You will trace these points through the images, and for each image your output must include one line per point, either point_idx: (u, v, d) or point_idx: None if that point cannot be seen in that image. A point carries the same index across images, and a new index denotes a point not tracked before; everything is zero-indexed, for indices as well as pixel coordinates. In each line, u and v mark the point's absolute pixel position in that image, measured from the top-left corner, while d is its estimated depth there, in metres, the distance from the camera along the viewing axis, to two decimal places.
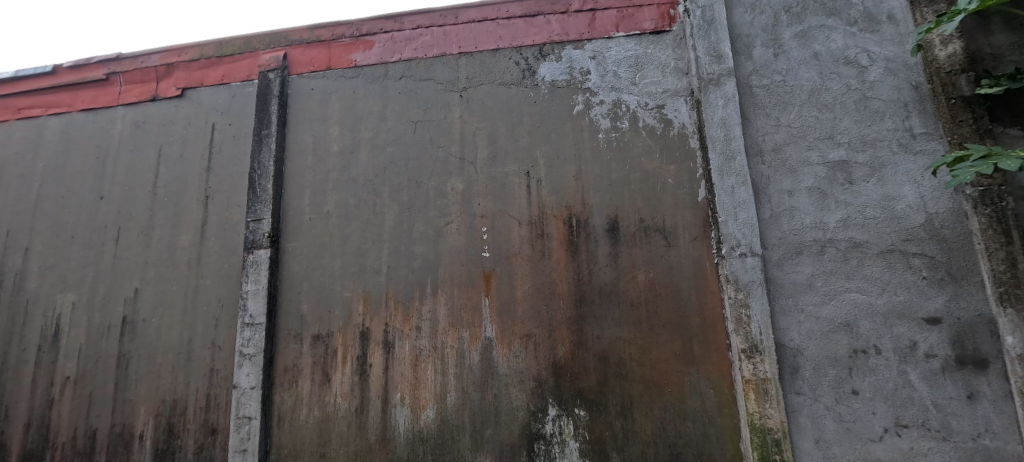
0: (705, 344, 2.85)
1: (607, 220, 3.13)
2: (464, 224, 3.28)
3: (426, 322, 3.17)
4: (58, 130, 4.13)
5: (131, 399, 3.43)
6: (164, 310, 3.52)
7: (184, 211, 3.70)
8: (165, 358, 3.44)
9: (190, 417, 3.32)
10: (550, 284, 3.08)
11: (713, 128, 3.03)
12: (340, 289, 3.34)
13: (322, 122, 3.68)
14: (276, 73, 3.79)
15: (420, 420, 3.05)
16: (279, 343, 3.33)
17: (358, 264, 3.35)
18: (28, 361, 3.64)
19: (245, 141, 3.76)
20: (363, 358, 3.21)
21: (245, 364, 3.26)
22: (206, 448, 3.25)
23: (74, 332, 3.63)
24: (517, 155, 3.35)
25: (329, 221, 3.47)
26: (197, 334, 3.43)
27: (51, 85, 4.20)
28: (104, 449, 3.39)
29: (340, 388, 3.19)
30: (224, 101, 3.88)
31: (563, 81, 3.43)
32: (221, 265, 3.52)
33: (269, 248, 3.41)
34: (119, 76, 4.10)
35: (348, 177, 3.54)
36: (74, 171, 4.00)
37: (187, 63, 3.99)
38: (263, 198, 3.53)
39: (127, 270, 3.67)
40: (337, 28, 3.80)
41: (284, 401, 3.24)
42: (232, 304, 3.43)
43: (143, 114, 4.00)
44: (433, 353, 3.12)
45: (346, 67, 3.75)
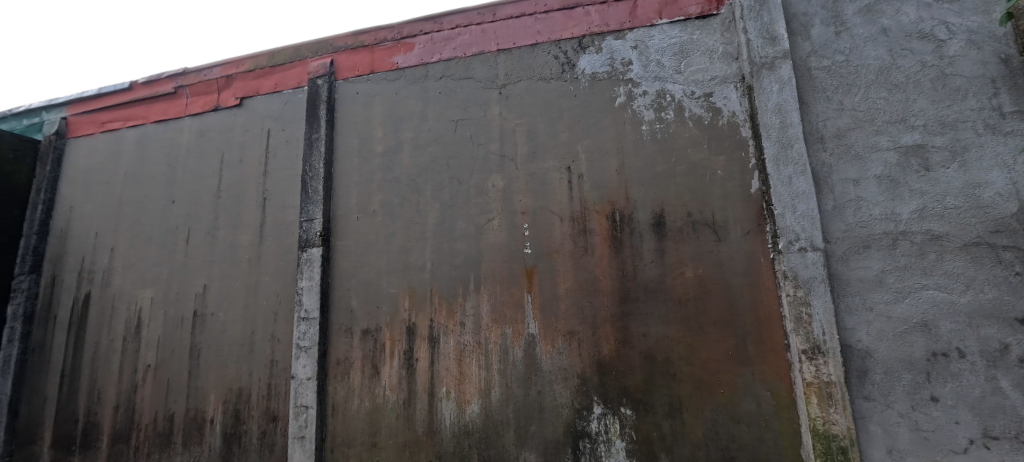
0: (760, 343, 2.70)
1: (651, 215, 3.03)
2: (505, 221, 3.29)
3: (470, 318, 3.22)
4: (135, 141, 4.54)
5: (202, 386, 3.72)
6: (228, 305, 3.79)
7: (245, 213, 3.96)
8: (230, 349, 3.71)
9: (254, 405, 3.56)
10: (592, 281, 3.03)
11: (768, 114, 2.87)
12: (387, 285, 3.45)
13: (367, 125, 3.81)
14: (324, 79, 3.96)
15: (465, 414, 3.10)
16: (331, 336, 3.49)
17: (403, 261, 3.45)
18: (115, 349, 4.04)
19: (297, 145, 3.96)
20: (409, 353, 3.30)
21: (301, 356, 3.45)
22: (269, 433, 3.47)
23: (153, 324, 3.98)
24: (557, 151, 3.32)
25: (376, 220, 3.59)
26: (258, 327, 3.67)
27: (129, 100, 4.61)
28: (181, 431, 3.70)
29: (388, 381, 3.30)
30: (277, 108, 4.10)
31: (603, 73, 3.35)
32: (278, 263, 3.74)
33: (321, 246, 3.58)
34: (185, 88, 4.43)
35: (392, 177, 3.64)
36: (150, 177, 4.37)
37: (244, 74, 4.25)
38: (315, 198, 3.71)
39: (196, 267, 3.98)
40: (379, 32, 3.91)
41: (337, 392, 3.40)
42: (288, 299, 3.64)
43: (206, 123, 4.31)
44: (477, 349, 3.16)
45: (389, 70, 3.85)
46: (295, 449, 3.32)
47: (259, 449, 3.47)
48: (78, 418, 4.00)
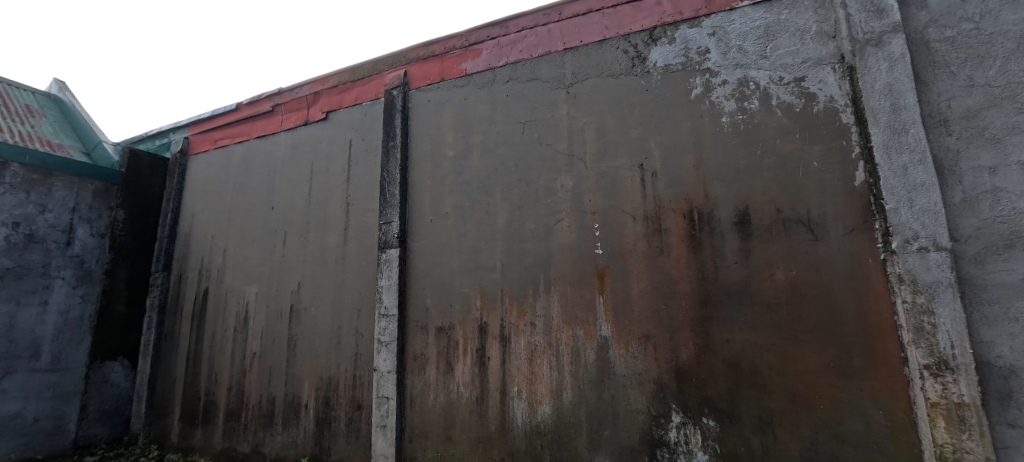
0: (869, 355, 2.40)
1: (734, 212, 2.83)
2: (575, 221, 3.25)
3: (540, 318, 3.22)
4: (241, 155, 5.14)
5: (298, 374, 4.12)
6: (319, 301, 4.16)
7: (331, 217, 4.31)
8: (321, 342, 4.06)
9: (341, 393, 3.86)
10: (668, 283, 2.90)
11: (875, 97, 2.57)
12: (459, 285, 3.57)
13: (438, 130, 3.97)
14: (399, 89, 4.20)
15: (537, 414, 3.11)
16: (408, 332, 3.68)
17: (474, 262, 3.55)
18: (227, 338, 4.60)
19: (375, 153, 4.23)
20: (481, 351, 3.38)
21: (382, 351, 3.68)
22: (354, 420, 3.75)
23: (258, 317, 4.48)
24: (628, 147, 3.21)
25: (448, 222, 3.73)
26: (344, 322, 3.98)
27: (237, 119, 5.24)
28: (280, 414, 4.12)
29: (462, 378, 3.41)
30: (358, 119, 4.42)
31: (677, 64, 3.18)
32: (361, 263, 4.02)
33: (398, 248, 3.79)
34: (281, 106, 4.94)
35: (462, 180, 3.76)
36: (253, 186, 4.93)
37: (330, 90, 4.65)
38: (392, 202, 3.94)
39: (292, 266, 4.41)
40: (448, 41, 4.06)
41: (414, 386, 3.57)
42: (370, 297, 3.90)
43: (298, 136, 4.76)
44: (548, 349, 3.16)
45: (458, 77, 3.99)
46: (378, 437, 3.55)
47: (346, 434, 3.76)
48: (199, 397, 4.62)
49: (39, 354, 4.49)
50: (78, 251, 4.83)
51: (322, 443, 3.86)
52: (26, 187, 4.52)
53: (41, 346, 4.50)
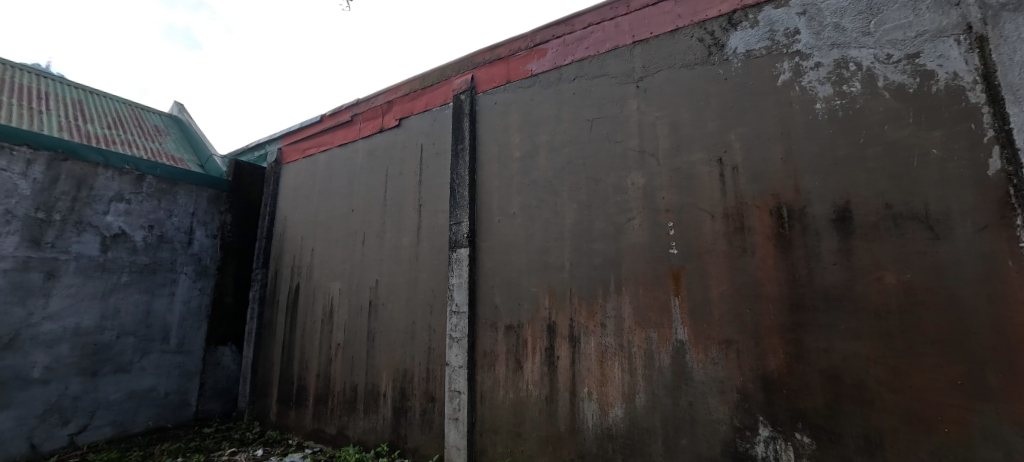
0: (1008, 373, 2.05)
1: (830, 208, 2.56)
2: (646, 220, 3.14)
3: (611, 320, 3.15)
4: (326, 163, 5.60)
5: (377, 365, 4.40)
6: (395, 297, 4.42)
7: (405, 218, 4.56)
8: (397, 335, 4.30)
9: (416, 385, 4.07)
10: (753, 285, 2.69)
11: (1016, 70, 2.24)
12: (528, 284, 3.60)
13: (505, 132, 4.04)
14: (466, 93, 4.34)
15: (609, 417, 3.04)
16: (478, 329, 3.79)
17: (542, 261, 3.56)
18: (315, 329, 5.04)
19: (444, 157, 4.40)
20: (550, 350, 3.38)
21: (454, 346, 3.82)
22: (428, 411, 3.93)
23: (341, 311, 4.86)
24: (705, 141, 3.04)
25: (516, 221, 3.78)
26: (418, 317, 4.19)
27: (322, 129, 5.73)
28: (362, 401, 4.44)
29: (531, 376, 3.44)
30: (428, 124, 4.62)
31: (760, 49, 2.95)
32: (433, 261, 4.21)
33: (468, 247, 3.92)
34: (359, 116, 5.33)
35: (529, 180, 3.78)
36: (337, 190, 5.35)
37: (403, 98, 4.92)
38: (462, 203, 4.07)
39: (370, 265, 4.73)
40: (514, 43, 4.12)
41: (484, 382, 3.67)
42: (441, 294, 4.06)
43: (375, 142, 5.09)
44: (619, 352, 3.08)
45: (524, 78, 4.03)
46: (450, 429, 3.70)
47: (420, 424, 3.95)
48: (293, 381, 5.11)
49: (169, 338, 5.24)
50: (196, 250, 5.57)
51: (399, 431, 4.09)
52: (158, 195, 5.30)
53: (170, 331, 5.26)
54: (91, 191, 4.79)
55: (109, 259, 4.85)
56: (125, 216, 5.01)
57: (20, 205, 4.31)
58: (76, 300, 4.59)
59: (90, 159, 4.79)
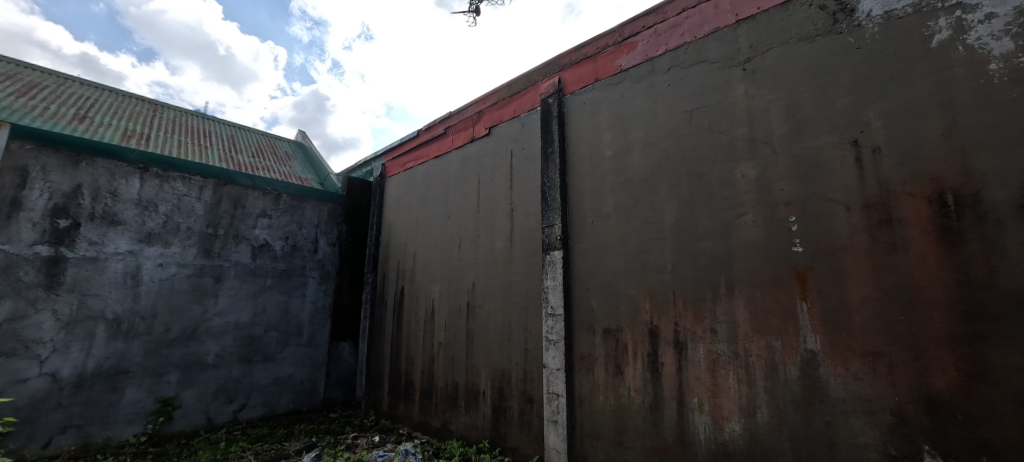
0: None
1: (1018, 192, 2.07)
2: (761, 215, 2.83)
3: (722, 325, 2.89)
4: (423, 174, 6.01)
5: (476, 364, 4.59)
6: (491, 299, 4.57)
7: (498, 222, 4.69)
8: (495, 336, 4.44)
9: (514, 385, 4.15)
10: (907, 288, 2.27)
11: None
12: (625, 286, 3.47)
13: (596, 131, 3.94)
14: (554, 96, 4.34)
15: (724, 432, 2.79)
16: (575, 333, 3.74)
17: (640, 263, 3.40)
18: (420, 328, 5.42)
19: (534, 161, 4.44)
20: (653, 356, 3.21)
21: (551, 349, 3.82)
22: (527, 412, 3.98)
23: (442, 312, 5.16)
24: (834, 122, 2.65)
25: (611, 222, 3.66)
26: (513, 319, 4.27)
27: (419, 143, 6.17)
28: (463, 398, 4.65)
29: (633, 383, 3.29)
30: (517, 130, 4.71)
31: (904, 8, 2.51)
32: (526, 265, 4.26)
33: (562, 249, 3.89)
34: (452, 128, 5.63)
35: (623, 178, 3.64)
36: (434, 199, 5.70)
37: (493, 107, 5.08)
38: (553, 206, 4.07)
39: (467, 268, 4.95)
40: (602, 40, 4.03)
41: (583, 385, 3.60)
42: (536, 297, 4.09)
43: (467, 152, 5.33)
44: (734, 360, 2.81)
45: (613, 74, 3.91)
46: (550, 431, 3.70)
47: (519, 424, 4.02)
48: (402, 376, 5.55)
49: (302, 333, 6.05)
50: (321, 257, 6.36)
51: (499, 429, 4.20)
52: (291, 210, 6.17)
53: (303, 327, 6.06)
54: (244, 209, 5.73)
55: (257, 266, 5.76)
56: (268, 229, 5.91)
57: (197, 223, 5.31)
58: (236, 300, 5.52)
59: (243, 184, 5.74)
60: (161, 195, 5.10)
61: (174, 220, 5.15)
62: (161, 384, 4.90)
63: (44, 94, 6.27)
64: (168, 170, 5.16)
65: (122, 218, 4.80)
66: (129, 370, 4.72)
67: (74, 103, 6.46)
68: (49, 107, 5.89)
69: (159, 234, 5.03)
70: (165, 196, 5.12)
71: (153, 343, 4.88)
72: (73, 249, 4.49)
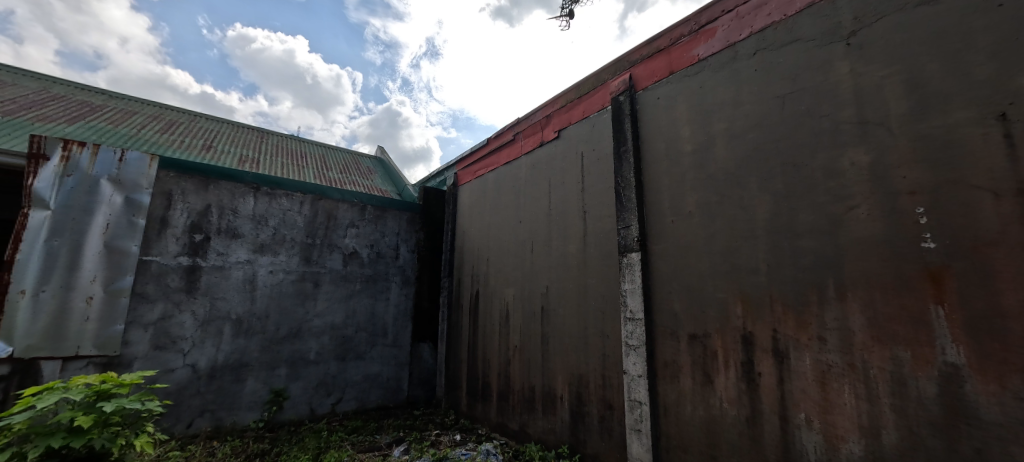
0: None
1: None
2: (878, 207, 2.48)
3: (832, 333, 2.59)
4: (494, 181, 6.15)
5: (552, 368, 4.57)
6: (565, 302, 4.53)
7: (571, 225, 4.64)
8: (571, 341, 4.39)
9: (592, 391, 4.06)
10: None
11: None
12: (713, 289, 3.24)
13: (672, 126, 3.75)
14: (625, 94, 4.20)
15: (839, 453, 2.48)
16: (657, 338, 3.56)
17: (729, 263, 3.16)
18: (495, 331, 5.53)
19: (606, 161, 4.34)
20: (748, 365, 2.95)
21: (631, 354, 3.68)
22: (607, 419, 3.87)
23: (516, 315, 5.21)
24: (972, 94, 2.26)
25: (693, 221, 3.45)
26: (590, 324, 4.19)
27: (489, 151, 6.34)
28: (540, 402, 4.64)
29: (725, 393, 3.06)
30: (587, 131, 4.64)
31: None
32: (601, 267, 4.16)
33: (639, 251, 3.75)
34: (521, 134, 5.71)
35: (706, 174, 3.42)
36: (505, 204, 5.80)
37: (561, 110, 5.06)
38: (629, 206, 3.93)
39: (540, 272, 4.96)
40: (676, 31, 3.84)
41: (668, 394, 3.41)
42: (614, 301, 3.98)
43: (536, 156, 5.36)
44: (849, 373, 2.49)
45: (690, 65, 3.70)
46: (633, 440, 3.55)
47: (599, 431, 3.92)
48: (479, 378, 5.69)
49: (387, 334, 6.47)
50: (402, 262, 6.78)
51: (578, 435, 4.13)
52: (375, 220, 6.64)
53: (388, 329, 6.49)
54: (336, 220, 6.29)
55: (348, 272, 6.28)
56: (357, 238, 6.42)
57: (298, 234, 5.93)
58: (331, 303, 6.07)
59: (335, 197, 6.31)
60: (270, 210, 5.77)
61: (281, 232, 5.80)
62: (274, 377, 5.52)
63: (180, 130, 7.43)
64: (275, 188, 5.83)
65: (241, 231, 5.51)
66: (249, 364, 5.38)
67: (201, 135, 7.59)
68: (184, 140, 6.97)
69: (269, 245, 5.70)
70: (273, 211, 5.79)
71: (267, 340, 5.53)
72: (206, 259, 5.25)
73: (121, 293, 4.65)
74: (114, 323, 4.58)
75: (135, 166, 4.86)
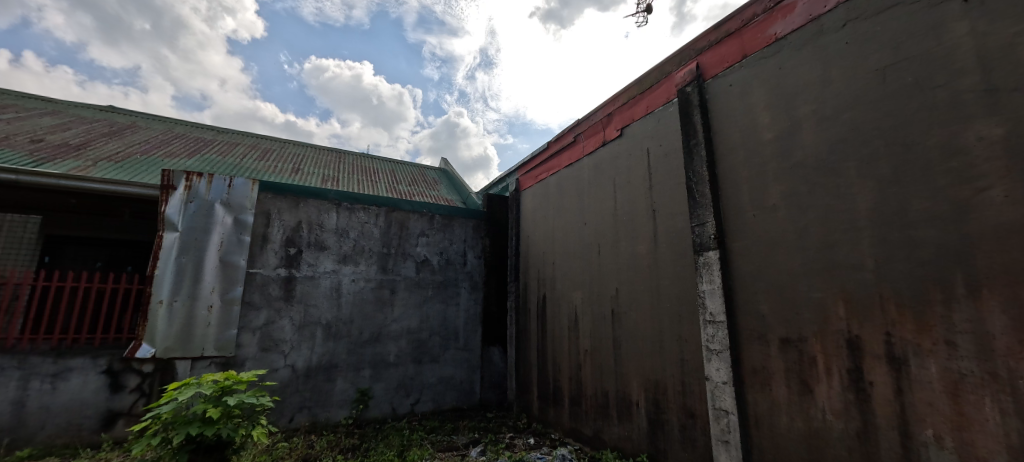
0: None
1: None
2: (1019, 188, 2.13)
3: (964, 337, 2.24)
4: (556, 184, 6.13)
5: (626, 373, 4.42)
6: (637, 305, 4.37)
7: (639, 225, 4.48)
8: (645, 345, 4.23)
9: (671, 398, 3.87)
10: None
11: None
12: (806, 288, 2.95)
13: (749, 113, 3.49)
14: (692, 84, 3.99)
15: None
16: (743, 343, 3.31)
17: (825, 260, 2.86)
18: (564, 335, 5.48)
19: (674, 156, 4.14)
20: (856, 372, 2.64)
21: (714, 360, 3.45)
22: (689, 428, 3.66)
23: (585, 319, 5.13)
24: None
25: (778, 215, 3.18)
26: (664, 327, 4.01)
27: (550, 154, 6.34)
28: (615, 407, 4.51)
29: (829, 404, 2.76)
30: (652, 126, 4.46)
31: None
32: (675, 267, 3.97)
33: (717, 249, 3.51)
34: (582, 135, 5.64)
35: (792, 162, 3.13)
36: (569, 207, 5.75)
37: (623, 108, 4.93)
38: (703, 202, 3.70)
39: (608, 274, 4.85)
40: (747, 11, 3.58)
41: (758, 403, 3.15)
42: (691, 303, 3.77)
43: (599, 157, 5.27)
44: (990, 383, 2.15)
45: (766, 46, 3.42)
46: (720, 451, 3.32)
47: (681, 440, 3.72)
48: (550, 381, 5.67)
49: (459, 338, 6.68)
50: (470, 268, 6.98)
51: (658, 444, 3.95)
52: (443, 228, 6.92)
53: (460, 332, 6.71)
54: (408, 230, 6.64)
55: (421, 279, 6.59)
56: (427, 246, 6.73)
57: (375, 244, 6.35)
58: (407, 308, 6.40)
59: (406, 209, 6.67)
60: (350, 223, 6.24)
61: (361, 243, 6.25)
62: (360, 377, 5.93)
63: (272, 156, 8.32)
64: (353, 203, 6.29)
65: (327, 244, 6.02)
66: (338, 365, 5.84)
67: (290, 159, 8.43)
68: (276, 165, 7.79)
69: (351, 255, 6.16)
70: (353, 224, 6.25)
71: (352, 344, 5.96)
72: (299, 270, 5.79)
73: (234, 301, 5.29)
74: (229, 328, 5.22)
75: (241, 190, 5.51)
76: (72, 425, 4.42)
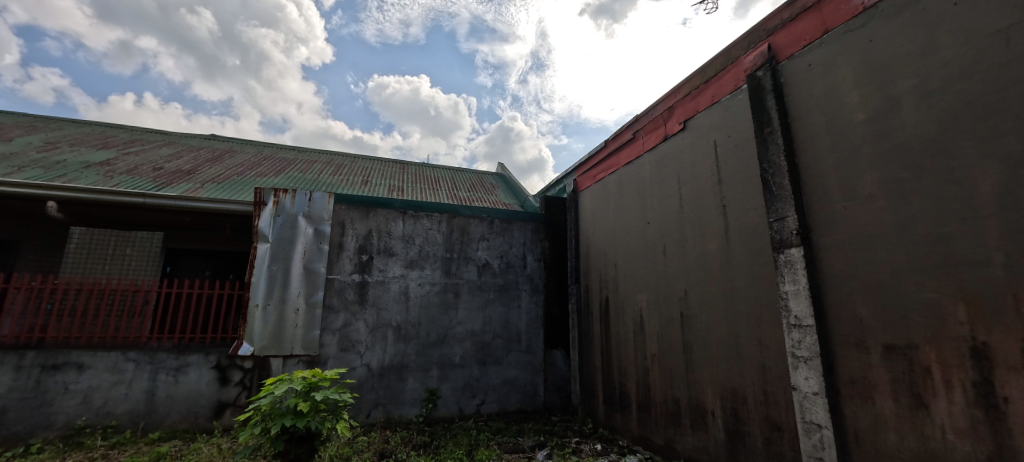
0: None
1: None
2: None
3: None
4: (614, 183, 5.97)
5: (699, 380, 4.18)
6: (709, 307, 4.12)
7: (708, 223, 4.22)
8: (719, 350, 3.97)
9: (752, 408, 3.59)
10: None
11: None
12: (913, 287, 2.61)
13: (834, 94, 3.17)
14: (764, 68, 3.70)
15: None
16: (837, 349, 2.99)
17: (936, 255, 2.51)
18: (629, 339, 5.30)
19: (746, 146, 3.85)
20: (984, 386, 2.29)
21: (802, 368, 3.15)
22: (774, 441, 3.37)
23: (651, 322, 4.93)
24: None
25: (875, 206, 2.84)
26: (741, 330, 3.74)
27: (608, 153, 6.19)
28: (688, 415, 4.28)
29: (949, 421, 2.42)
30: (719, 117, 4.20)
31: None
32: (751, 266, 3.69)
33: (801, 246, 3.22)
34: (641, 131, 5.44)
35: (889, 147, 2.79)
36: (630, 206, 5.57)
37: (685, 99, 4.69)
38: (782, 195, 3.41)
39: (675, 275, 4.62)
40: None
41: (859, 418, 2.84)
42: (770, 305, 3.48)
43: (660, 153, 5.05)
44: None
45: (851, 17, 3.07)
46: None
47: (766, 454, 3.43)
48: (615, 386, 5.51)
49: (521, 340, 6.72)
50: (530, 271, 7.00)
51: (737, 456, 3.68)
52: (503, 232, 7.00)
53: (522, 335, 6.74)
54: (469, 235, 6.81)
55: (483, 282, 6.72)
56: (488, 250, 6.85)
57: (438, 249, 6.58)
58: (471, 311, 6.56)
59: (466, 214, 6.85)
60: (416, 230, 6.52)
61: (426, 249, 6.51)
62: (428, 378, 6.17)
63: (343, 170, 8.94)
64: (417, 210, 6.57)
65: (395, 250, 6.34)
66: (408, 365, 6.11)
67: (359, 172, 9.01)
68: (347, 178, 8.36)
69: (416, 260, 6.43)
70: (418, 231, 6.53)
71: (421, 345, 6.22)
72: (371, 275, 6.15)
73: (316, 305, 5.74)
74: (313, 329, 5.67)
75: (319, 202, 5.98)
76: (190, 413, 5.04)
